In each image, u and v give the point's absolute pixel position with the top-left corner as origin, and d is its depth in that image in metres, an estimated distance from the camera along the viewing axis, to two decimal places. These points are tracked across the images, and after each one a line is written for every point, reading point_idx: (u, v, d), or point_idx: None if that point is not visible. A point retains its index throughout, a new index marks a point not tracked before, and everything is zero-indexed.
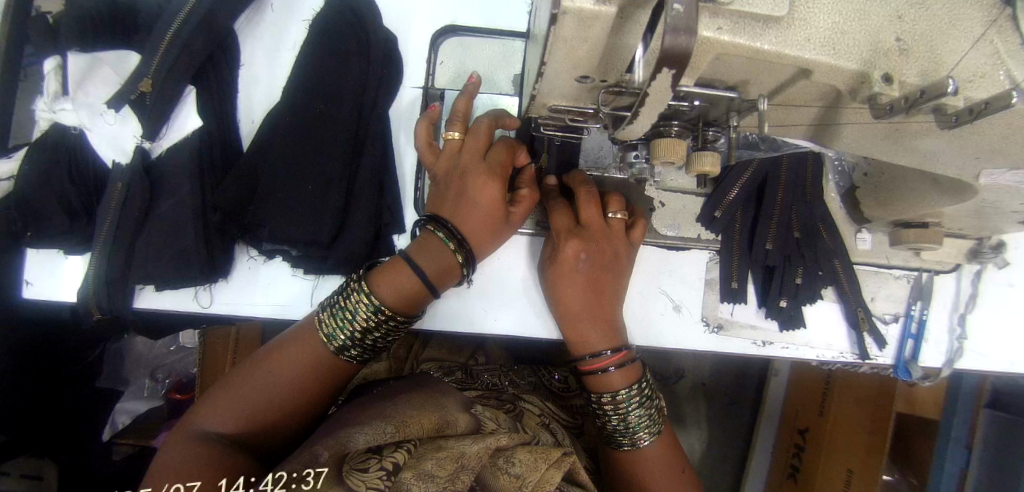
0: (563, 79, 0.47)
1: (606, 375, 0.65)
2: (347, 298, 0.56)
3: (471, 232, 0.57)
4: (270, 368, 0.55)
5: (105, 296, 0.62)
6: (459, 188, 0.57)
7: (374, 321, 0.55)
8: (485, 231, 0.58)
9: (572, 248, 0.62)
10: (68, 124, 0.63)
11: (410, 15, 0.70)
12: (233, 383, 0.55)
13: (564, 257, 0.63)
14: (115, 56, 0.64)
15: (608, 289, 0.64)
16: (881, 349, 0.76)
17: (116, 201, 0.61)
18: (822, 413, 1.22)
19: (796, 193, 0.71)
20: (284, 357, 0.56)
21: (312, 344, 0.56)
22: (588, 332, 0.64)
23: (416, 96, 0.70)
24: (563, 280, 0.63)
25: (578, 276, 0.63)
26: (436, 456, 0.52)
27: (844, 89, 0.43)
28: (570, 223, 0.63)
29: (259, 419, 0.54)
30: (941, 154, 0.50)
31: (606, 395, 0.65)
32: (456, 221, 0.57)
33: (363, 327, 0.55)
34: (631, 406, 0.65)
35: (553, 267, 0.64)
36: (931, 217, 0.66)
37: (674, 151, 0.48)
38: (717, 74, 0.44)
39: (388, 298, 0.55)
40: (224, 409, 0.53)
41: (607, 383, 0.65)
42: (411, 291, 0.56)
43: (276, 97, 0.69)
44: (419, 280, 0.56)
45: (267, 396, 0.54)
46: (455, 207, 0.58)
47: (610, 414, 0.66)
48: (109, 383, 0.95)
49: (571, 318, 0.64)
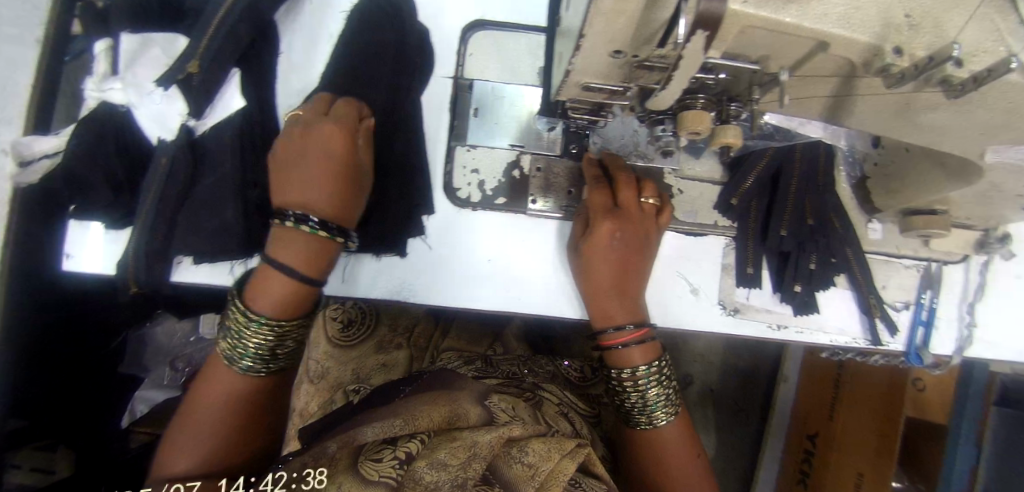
0: (597, 54, 0.50)
1: (626, 351, 0.66)
2: (231, 318, 0.54)
3: (322, 201, 0.54)
4: (211, 400, 0.55)
5: (143, 269, 0.64)
6: (301, 158, 0.55)
7: (265, 334, 0.53)
8: (339, 199, 0.55)
9: (608, 224, 0.64)
10: (116, 103, 0.66)
11: (442, 9, 0.74)
12: (179, 426, 0.55)
13: (597, 235, 0.65)
14: (165, 38, 0.67)
15: (636, 270, 0.66)
16: (893, 335, 0.77)
17: (160, 175, 0.64)
18: (830, 417, 1.22)
19: (809, 183, 0.73)
20: (219, 384, 0.56)
21: (224, 371, 0.56)
22: (613, 310, 0.66)
23: (446, 84, 0.73)
24: (598, 258, 0.65)
25: (611, 253, 0.64)
26: (451, 446, 0.55)
27: (858, 61, 0.47)
28: (608, 201, 0.66)
29: (221, 453, 0.54)
30: (949, 130, 0.53)
31: (624, 371, 0.66)
32: (306, 196, 0.54)
33: (260, 343, 0.54)
34: (648, 383, 0.66)
35: (586, 245, 0.66)
36: (938, 203, 0.68)
37: (699, 121, 0.51)
38: (742, 49, 0.47)
39: (266, 309, 0.53)
40: (184, 453, 0.53)
41: (626, 358, 0.66)
42: (285, 293, 0.53)
43: (312, 84, 0.72)
44: (292, 279, 0.53)
45: (215, 430, 0.54)
46: (305, 184, 0.54)
47: (629, 391, 0.67)
48: (133, 370, 0.94)
49: (598, 295, 0.66)
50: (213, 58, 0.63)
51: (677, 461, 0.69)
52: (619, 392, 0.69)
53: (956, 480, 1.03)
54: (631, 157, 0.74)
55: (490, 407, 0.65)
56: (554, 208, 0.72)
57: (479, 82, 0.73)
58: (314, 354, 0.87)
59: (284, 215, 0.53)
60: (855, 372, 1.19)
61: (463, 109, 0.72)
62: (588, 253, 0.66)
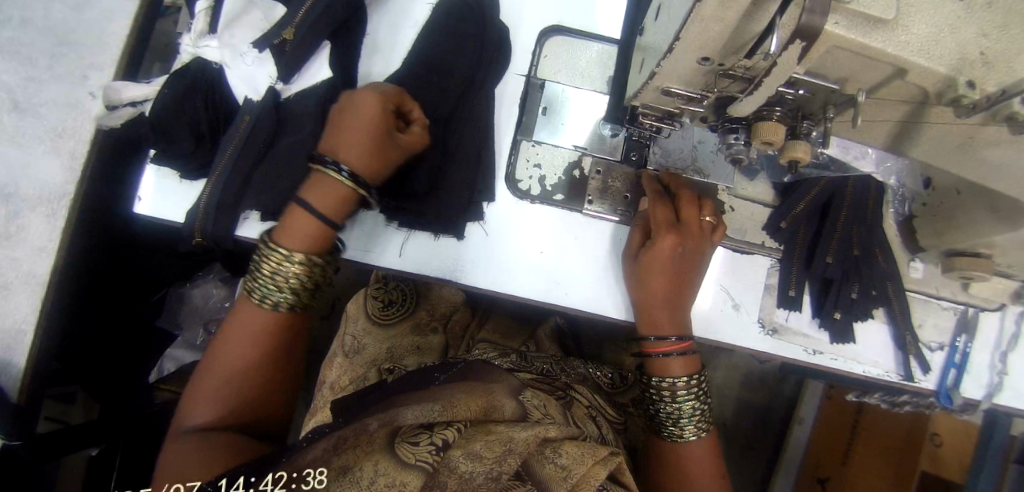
0: (684, 60, 0.53)
1: (665, 359, 0.68)
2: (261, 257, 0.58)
3: (355, 155, 0.57)
4: (231, 350, 0.57)
5: (212, 219, 0.67)
6: (342, 115, 0.58)
7: (290, 267, 0.57)
8: (370, 155, 0.57)
9: (670, 238, 0.66)
10: (210, 59, 0.70)
11: (522, 12, 0.78)
12: (197, 382, 0.57)
13: (658, 249, 0.66)
14: (264, 5, 0.71)
15: (687, 283, 0.69)
16: (926, 373, 0.78)
17: (242, 132, 0.67)
18: (842, 464, 1.19)
19: (860, 212, 0.75)
20: (241, 335, 0.58)
21: (250, 309, 0.59)
22: (659, 317, 0.68)
23: (519, 82, 0.77)
24: (655, 271, 0.67)
25: (668, 266, 0.66)
26: (486, 439, 0.51)
27: (932, 91, 0.50)
28: (669, 216, 0.68)
29: (238, 411, 0.56)
30: (1007, 169, 0.56)
31: (664, 380, 0.68)
32: (339, 151, 0.57)
33: (281, 275, 0.57)
34: (684, 395, 0.68)
35: (644, 256, 0.67)
36: (983, 247, 0.70)
37: (774, 132, 0.54)
38: (824, 68, 0.51)
39: (293, 246, 0.57)
40: (205, 404, 0.55)
41: (665, 368, 0.68)
42: (312, 233, 0.58)
43: (393, 65, 0.75)
44: (319, 220, 0.57)
45: (236, 382, 0.56)
46: (340, 137, 0.57)
47: (665, 402, 0.69)
48: (168, 325, 0.98)
49: (648, 301, 0.68)
50: (310, 28, 0.66)
51: (704, 480, 0.69)
52: (654, 400, 0.70)
53: None
54: (690, 171, 0.77)
55: (524, 403, 0.64)
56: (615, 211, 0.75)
57: (551, 83, 0.76)
58: (355, 329, 0.88)
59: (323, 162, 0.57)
60: (874, 418, 1.19)
61: (532, 107, 0.76)
62: (649, 266, 0.67)
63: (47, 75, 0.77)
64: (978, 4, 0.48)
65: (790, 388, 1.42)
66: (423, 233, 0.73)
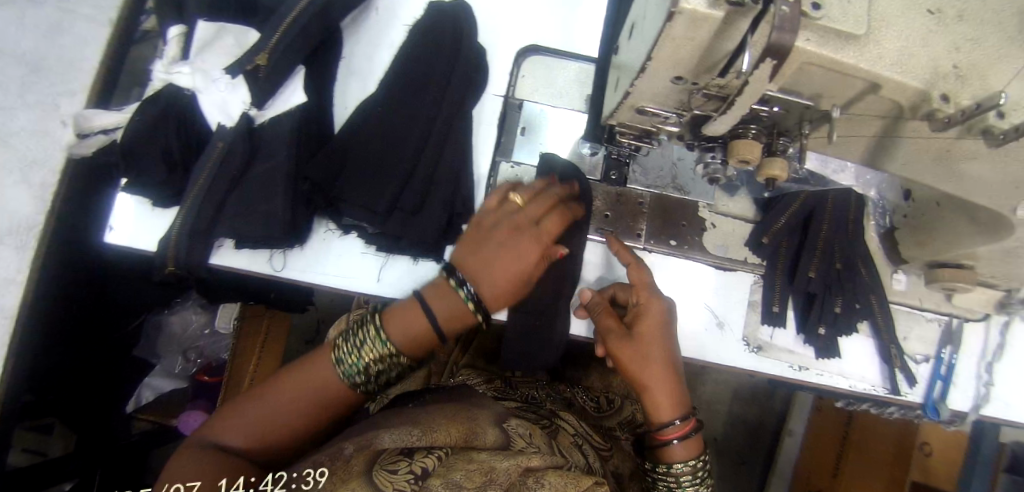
0: (659, 79, 0.53)
1: (667, 446, 0.63)
2: (361, 331, 0.55)
3: (493, 289, 0.58)
4: (297, 387, 0.55)
5: (185, 248, 0.65)
6: (506, 241, 0.59)
7: (383, 361, 0.55)
8: (506, 291, 0.59)
9: (657, 307, 0.65)
10: (183, 86, 0.68)
11: (499, 33, 0.78)
12: (245, 402, 0.54)
13: (648, 314, 0.64)
14: (238, 30, 0.70)
15: (675, 352, 0.65)
16: (912, 386, 0.77)
17: (214, 159, 0.66)
18: (834, 474, 1.19)
19: (841, 228, 0.74)
20: (307, 377, 0.56)
21: (322, 370, 0.55)
22: (658, 397, 0.63)
23: (496, 102, 0.77)
24: (650, 347, 0.63)
25: (660, 331, 0.64)
26: (466, 468, 0.49)
27: (906, 105, 0.50)
28: (647, 278, 0.66)
29: (272, 440, 0.53)
30: (984, 180, 0.56)
31: (665, 465, 0.64)
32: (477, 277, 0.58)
33: (370, 364, 0.55)
34: (686, 478, 0.64)
35: (638, 328, 0.64)
36: (965, 258, 0.70)
37: (749, 150, 0.54)
38: (798, 84, 0.50)
39: (396, 337, 0.55)
40: (241, 425, 0.52)
41: (668, 454, 0.63)
42: (418, 332, 0.56)
43: (369, 88, 0.75)
44: (429, 325, 0.56)
45: (285, 418, 0.54)
46: (490, 258, 0.59)
47: (667, 484, 0.65)
48: (145, 356, 0.94)
49: (650, 379, 0.62)
50: (283, 53, 0.66)
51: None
52: (654, 478, 0.66)
53: None
54: (669, 187, 0.76)
55: (507, 431, 0.62)
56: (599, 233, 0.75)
57: (528, 103, 0.76)
58: None
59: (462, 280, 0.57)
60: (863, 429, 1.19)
61: (511, 126, 0.76)
62: (646, 336, 0.63)
63: (16, 103, 0.76)
64: (950, 18, 0.48)
65: (781, 401, 1.40)
66: (401, 257, 0.72)
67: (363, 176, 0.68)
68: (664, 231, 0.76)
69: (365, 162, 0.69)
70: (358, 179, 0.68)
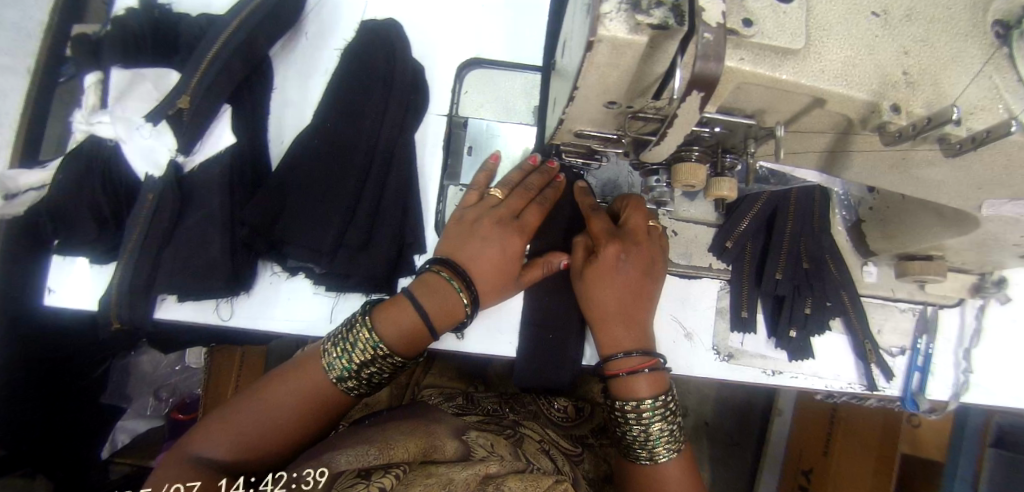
0: (592, 104, 0.49)
1: (631, 378, 0.62)
2: (352, 331, 0.59)
3: (482, 280, 0.62)
4: (276, 394, 0.58)
5: (127, 306, 0.63)
6: (487, 236, 0.63)
7: (372, 356, 0.58)
8: (494, 283, 0.63)
9: (611, 246, 0.64)
10: (105, 136, 0.65)
11: (437, 47, 0.74)
12: (227, 413, 0.57)
13: (604, 260, 0.64)
14: (156, 74, 0.67)
15: (643, 296, 0.65)
16: (889, 380, 0.76)
17: (145, 213, 0.63)
18: (824, 451, 1.18)
19: (805, 224, 0.72)
20: (286, 384, 0.58)
21: (313, 371, 0.59)
22: (618, 336, 0.64)
23: (439, 122, 0.73)
24: (602, 282, 0.64)
25: (618, 276, 0.64)
26: (425, 481, 0.52)
27: (856, 118, 0.46)
28: (608, 226, 0.67)
29: (255, 447, 0.55)
30: (946, 182, 0.52)
31: (629, 402, 0.61)
32: (470, 269, 0.62)
33: (361, 360, 0.58)
34: (653, 417, 0.61)
35: (590, 269, 0.65)
36: (935, 250, 0.68)
37: (694, 174, 0.50)
38: (737, 102, 0.47)
39: (387, 335, 0.58)
40: (221, 437, 0.55)
41: (632, 389, 0.62)
42: (408, 330, 0.59)
43: (305, 119, 0.72)
44: (419, 319, 0.59)
45: (268, 424, 0.56)
46: (474, 254, 0.62)
47: (631, 424, 0.62)
48: (114, 400, 0.97)
49: (604, 317, 0.65)
50: (205, 94, 0.62)
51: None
52: (619, 424, 0.63)
53: None
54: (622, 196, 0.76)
55: (467, 442, 0.65)
56: None
57: (473, 120, 0.73)
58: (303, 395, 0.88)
59: (452, 273, 0.61)
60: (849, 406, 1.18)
61: (457, 147, 0.72)
62: (592, 274, 0.65)
63: None
64: (896, 20, 0.45)
65: None
66: (353, 295, 0.69)
67: (303, 215, 0.64)
68: None
69: (303, 200, 0.65)
70: (298, 219, 0.64)
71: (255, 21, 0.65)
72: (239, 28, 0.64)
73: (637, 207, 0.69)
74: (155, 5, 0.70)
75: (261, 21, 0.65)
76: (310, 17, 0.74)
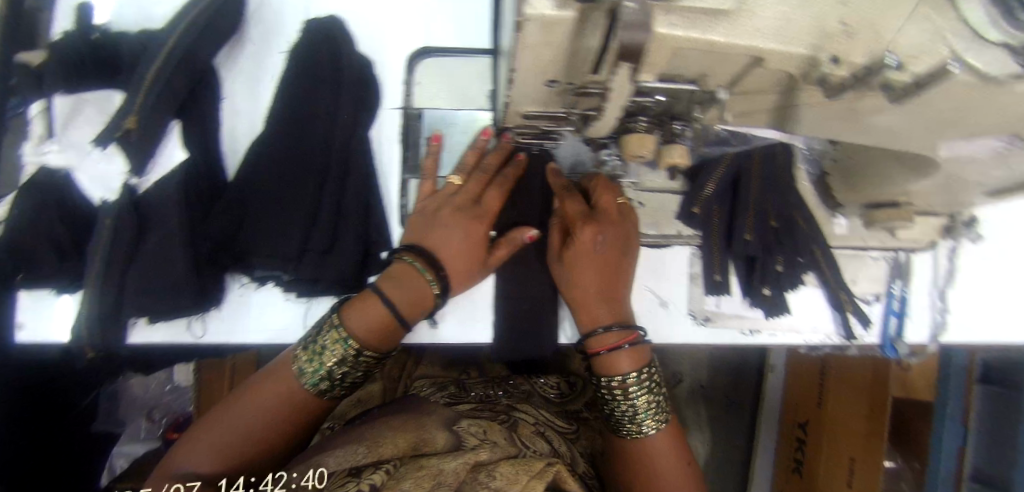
0: (533, 83, 0.48)
1: (610, 355, 0.64)
2: (321, 335, 0.60)
3: (451, 264, 0.63)
4: (252, 403, 0.59)
5: (99, 334, 0.63)
6: (446, 223, 0.63)
7: (344, 355, 0.59)
8: (463, 269, 0.63)
9: (586, 231, 0.64)
10: (56, 166, 0.65)
11: (384, 39, 0.73)
12: (206, 426, 0.58)
13: (581, 241, 0.65)
14: (98, 96, 0.67)
15: (619, 274, 0.66)
16: (866, 329, 0.77)
17: (106, 235, 0.62)
18: (818, 406, 1.22)
19: (770, 184, 0.71)
20: (261, 393, 0.60)
21: (285, 378, 0.60)
22: (598, 314, 0.65)
23: (394, 116, 0.72)
24: (579, 264, 0.65)
25: (595, 257, 0.64)
26: (416, 475, 0.54)
27: (797, 73, 0.45)
28: (582, 207, 0.66)
29: (236, 456, 0.57)
30: (899, 128, 0.52)
31: (612, 379, 0.63)
32: (434, 258, 0.62)
33: (335, 361, 0.59)
34: (637, 392, 0.63)
35: (568, 252, 0.65)
36: (901, 197, 0.68)
37: (642, 144, 0.50)
38: (677, 69, 0.46)
39: (356, 330, 0.59)
40: (203, 451, 0.56)
41: (614, 366, 0.63)
42: (377, 325, 0.60)
43: (259, 127, 0.71)
44: (389, 312, 0.60)
45: (246, 433, 0.58)
46: (437, 243, 0.63)
47: (618, 401, 0.64)
48: (108, 426, 1.01)
49: (583, 298, 0.65)
50: (150, 112, 0.61)
51: (668, 473, 0.65)
52: (606, 400, 0.66)
53: (943, 453, 1.02)
54: (575, 174, 0.73)
55: (458, 432, 0.67)
56: None
57: (428, 111, 0.71)
58: None
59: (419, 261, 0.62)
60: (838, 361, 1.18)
61: (414, 139, 0.72)
62: (572, 256, 0.65)
63: None
64: None
65: None
66: (324, 298, 0.69)
67: (263, 224, 0.64)
68: None
69: (263, 209, 0.65)
70: (259, 230, 0.64)
71: (195, 34, 0.64)
72: (179, 43, 0.62)
73: (607, 186, 0.68)
74: (93, 27, 0.67)
75: (201, 33, 0.64)
76: (251, 20, 0.72)
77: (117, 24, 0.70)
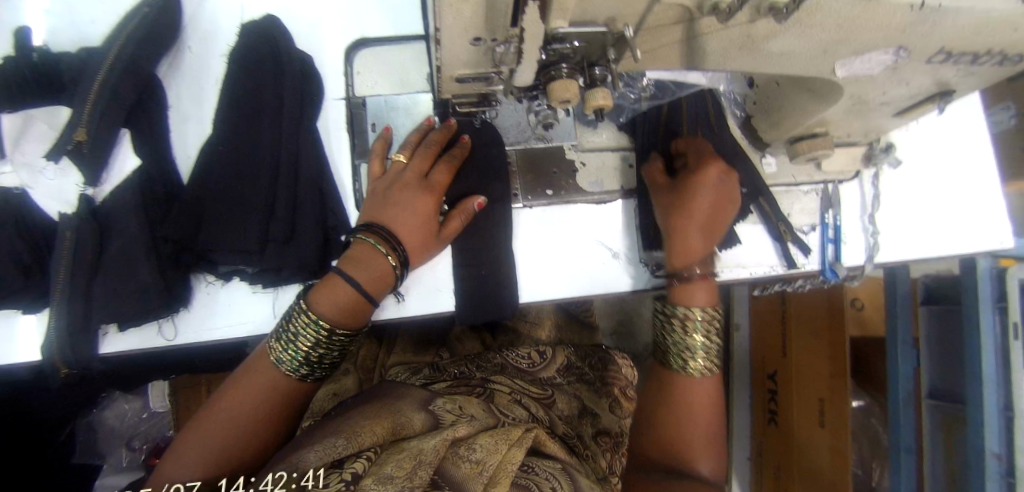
0: (458, 44, 0.51)
1: (689, 287, 0.72)
2: (292, 321, 0.61)
3: (407, 238, 0.65)
4: (232, 403, 0.58)
5: (70, 347, 0.64)
6: (399, 200, 0.66)
7: (319, 337, 0.60)
8: (418, 241, 0.66)
9: (711, 167, 0.70)
10: (10, 185, 0.68)
11: (322, 37, 0.77)
12: (188, 431, 0.57)
13: (705, 172, 0.70)
14: (46, 112, 0.69)
15: (718, 217, 0.72)
16: (807, 257, 0.83)
17: (66, 248, 0.63)
18: (783, 355, 1.27)
19: (702, 121, 0.78)
20: (240, 390, 0.59)
21: (264, 368, 0.61)
22: (689, 244, 0.71)
23: (339, 106, 0.76)
24: (696, 194, 0.70)
25: (709, 191, 0.70)
26: (397, 457, 0.51)
27: (692, 5, 0.49)
28: (707, 150, 0.73)
29: (225, 456, 0.56)
30: (798, 52, 0.56)
31: (687, 309, 0.71)
32: (394, 234, 0.65)
33: (311, 344, 0.60)
34: (698, 325, 0.71)
35: (686, 180, 0.71)
36: (818, 127, 0.74)
37: (567, 89, 0.54)
38: (587, 14, 0.49)
39: (327, 312, 0.61)
40: (189, 457, 0.55)
41: (690, 297, 0.72)
42: (348, 304, 0.62)
43: (207, 131, 0.73)
44: (355, 290, 0.62)
45: (232, 432, 0.57)
46: (391, 219, 0.65)
47: (679, 332, 0.71)
48: (84, 459, 1.03)
49: (681, 225, 0.71)
50: (100, 122, 0.63)
51: (701, 410, 0.71)
52: (667, 328, 0.73)
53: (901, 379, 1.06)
54: (514, 142, 0.78)
55: (433, 412, 0.67)
56: (522, 198, 0.78)
57: (370, 98, 0.76)
58: None
59: (378, 237, 0.64)
60: (796, 298, 1.24)
61: (361, 126, 0.76)
62: (690, 187, 0.70)
63: None
64: None
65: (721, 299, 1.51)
66: (290, 285, 0.71)
67: (221, 220, 0.65)
68: (539, 183, 0.78)
69: (219, 206, 0.66)
70: (216, 225, 0.65)
71: (135, 44, 0.65)
72: (120, 54, 0.64)
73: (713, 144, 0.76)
74: (30, 47, 0.67)
75: (141, 43, 0.66)
76: (188, 29, 0.74)
77: (57, 46, 0.72)
